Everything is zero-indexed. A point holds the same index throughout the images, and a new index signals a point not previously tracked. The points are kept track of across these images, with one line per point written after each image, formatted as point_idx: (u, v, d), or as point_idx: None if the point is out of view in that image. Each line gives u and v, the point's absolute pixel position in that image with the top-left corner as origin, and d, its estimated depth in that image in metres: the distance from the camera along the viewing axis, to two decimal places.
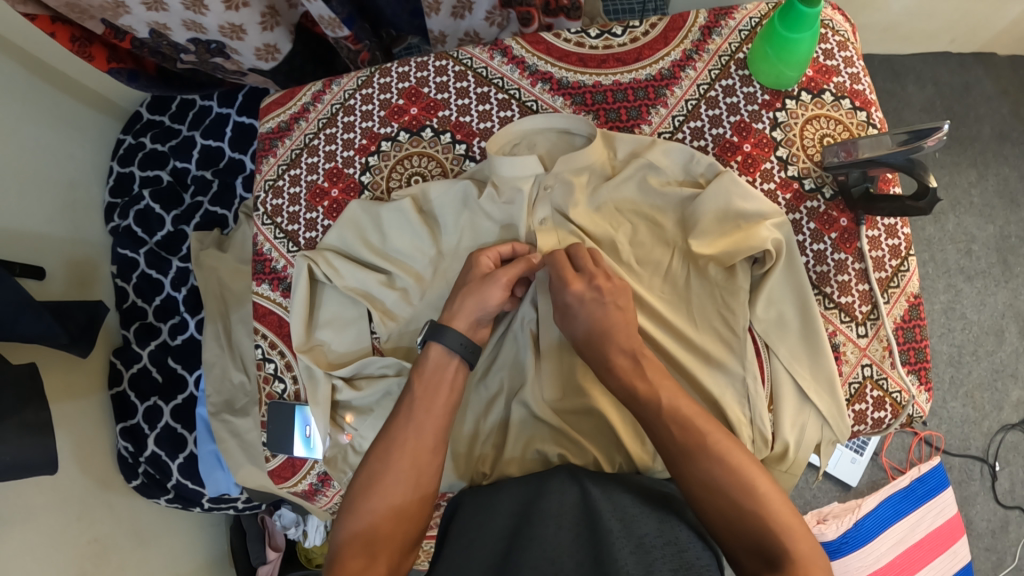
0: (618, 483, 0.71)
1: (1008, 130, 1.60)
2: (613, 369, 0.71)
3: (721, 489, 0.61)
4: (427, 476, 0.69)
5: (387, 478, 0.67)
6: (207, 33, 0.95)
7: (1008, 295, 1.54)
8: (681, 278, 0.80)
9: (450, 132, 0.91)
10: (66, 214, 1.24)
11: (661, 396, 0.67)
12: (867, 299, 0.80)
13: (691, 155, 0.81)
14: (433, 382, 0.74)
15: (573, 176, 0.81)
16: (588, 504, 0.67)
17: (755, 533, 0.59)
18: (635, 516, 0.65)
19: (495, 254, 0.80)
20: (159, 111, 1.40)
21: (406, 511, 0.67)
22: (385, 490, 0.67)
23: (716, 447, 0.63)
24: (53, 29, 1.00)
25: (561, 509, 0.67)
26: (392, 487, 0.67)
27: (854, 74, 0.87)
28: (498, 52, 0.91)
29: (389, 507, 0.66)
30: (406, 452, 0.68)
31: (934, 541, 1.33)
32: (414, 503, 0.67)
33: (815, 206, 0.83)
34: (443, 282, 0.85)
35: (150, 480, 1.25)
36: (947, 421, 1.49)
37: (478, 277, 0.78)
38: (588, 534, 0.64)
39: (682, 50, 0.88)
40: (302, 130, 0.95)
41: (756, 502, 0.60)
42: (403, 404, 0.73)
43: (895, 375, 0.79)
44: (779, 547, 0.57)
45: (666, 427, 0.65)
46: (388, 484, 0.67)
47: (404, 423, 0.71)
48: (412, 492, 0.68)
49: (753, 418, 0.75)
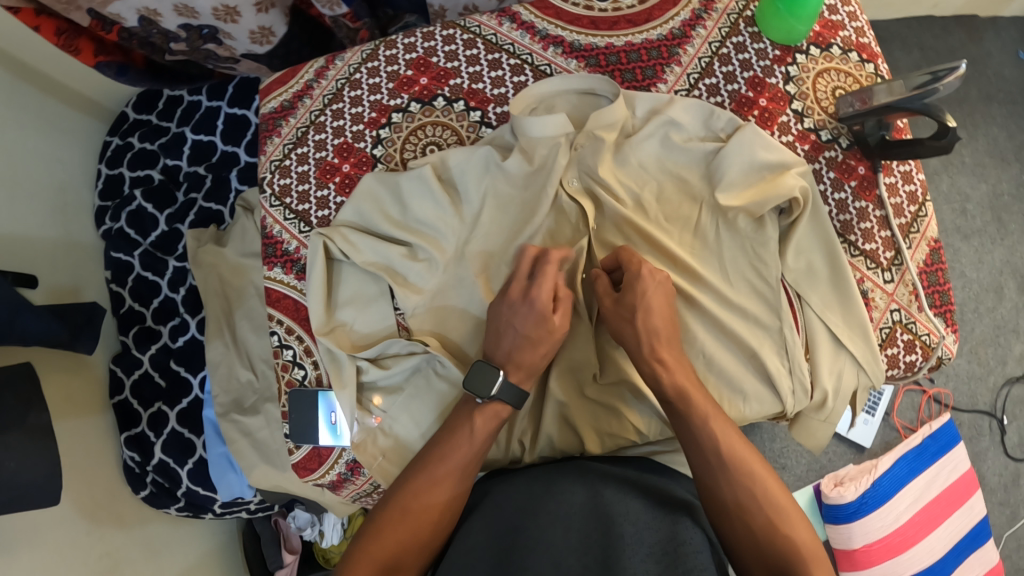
0: (631, 486, 0.70)
1: (994, 90, 1.62)
2: (662, 366, 0.71)
3: (747, 504, 0.63)
4: (458, 485, 0.71)
5: (422, 483, 0.70)
6: (199, 17, 0.97)
7: (1005, 252, 1.56)
8: (710, 232, 0.80)
9: (464, 100, 0.90)
10: (56, 220, 1.20)
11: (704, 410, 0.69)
12: (890, 246, 0.84)
13: (720, 115, 0.82)
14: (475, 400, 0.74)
15: (602, 133, 0.81)
16: (599, 506, 0.66)
17: (780, 557, 0.61)
18: (643, 522, 0.64)
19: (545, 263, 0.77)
20: (146, 109, 1.37)
21: (433, 514, 0.69)
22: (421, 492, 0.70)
23: (752, 468, 0.65)
24: (37, 22, 0.97)
25: (574, 510, 0.66)
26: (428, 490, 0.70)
27: (859, 27, 0.89)
28: (506, 19, 0.90)
29: (416, 509, 0.69)
30: (443, 458, 0.72)
31: (950, 496, 1.35)
32: (449, 509, 0.70)
33: (833, 155, 0.85)
34: (477, 256, 0.83)
35: (160, 489, 1.21)
36: (954, 378, 1.51)
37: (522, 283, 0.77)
38: (600, 538, 0.62)
39: (692, 10, 0.88)
40: (307, 107, 0.92)
41: (780, 529, 0.62)
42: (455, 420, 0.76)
43: (923, 318, 0.83)
44: (799, 567, 0.60)
45: (709, 441, 0.66)
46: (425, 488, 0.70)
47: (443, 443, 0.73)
48: (443, 499, 0.70)
49: (791, 367, 0.78)
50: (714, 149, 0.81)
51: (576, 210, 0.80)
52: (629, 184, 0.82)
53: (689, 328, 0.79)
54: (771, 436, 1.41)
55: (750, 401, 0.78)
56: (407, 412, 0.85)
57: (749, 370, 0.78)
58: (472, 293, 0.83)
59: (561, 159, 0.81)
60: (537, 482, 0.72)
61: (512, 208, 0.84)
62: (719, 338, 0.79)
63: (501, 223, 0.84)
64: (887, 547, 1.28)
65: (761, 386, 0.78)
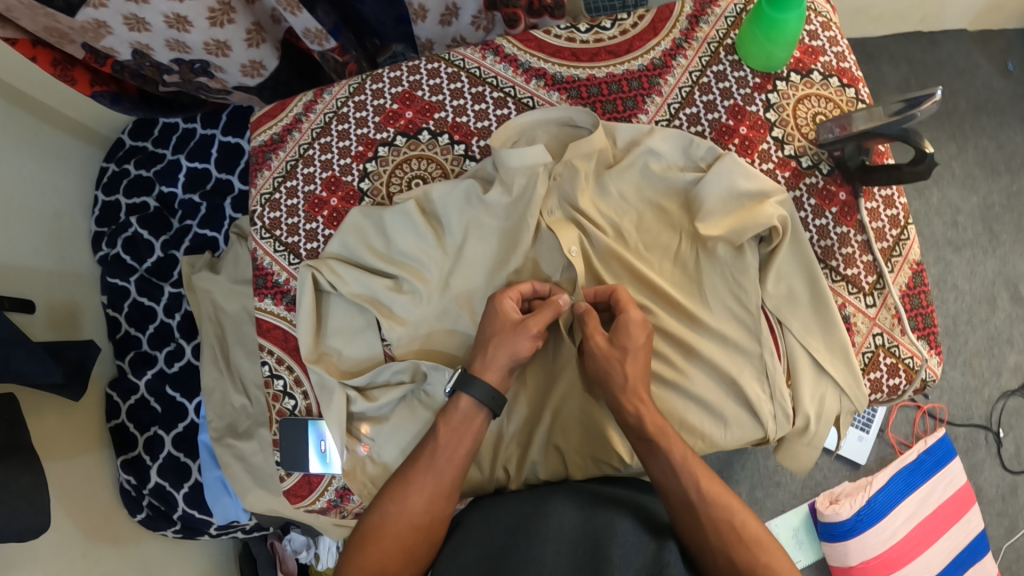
0: (621, 507, 0.70)
1: (983, 103, 1.64)
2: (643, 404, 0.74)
3: (729, 532, 0.65)
4: (442, 502, 0.72)
5: (415, 501, 0.71)
6: (191, 52, 1.03)
7: (997, 264, 1.57)
8: (690, 260, 0.83)
9: (448, 133, 0.92)
10: (53, 246, 1.22)
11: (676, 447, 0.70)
12: (872, 270, 0.85)
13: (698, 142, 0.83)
14: (459, 429, 0.75)
15: (580, 162, 0.83)
16: (589, 526, 0.66)
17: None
18: (632, 543, 0.64)
19: (516, 296, 0.79)
20: (142, 136, 1.39)
21: (428, 527, 0.71)
22: (407, 508, 0.71)
23: (730, 504, 0.67)
24: (34, 52, 1.01)
25: (564, 532, 0.66)
26: (412, 504, 0.71)
27: (840, 53, 0.90)
28: (490, 51, 0.92)
29: (407, 526, 0.70)
30: (429, 477, 0.72)
31: (946, 511, 1.34)
32: (437, 523, 0.71)
33: (813, 181, 0.87)
34: (461, 286, 0.85)
35: (156, 513, 1.22)
36: (948, 392, 1.51)
37: (500, 324, 0.78)
38: (589, 558, 0.62)
39: (672, 40, 0.91)
40: (296, 141, 0.94)
41: (762, 559, 0.63)
42: (427, 449, 0.75)
43: (906, 341, 0.84)
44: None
45: (690, 478, 0.68)
46: (409, 501, 0.71)
47: (424, 468, 0.73)
48: (428, 515, 0.71)
49: (771, 393, 0.80)
50: (692, 179, 0.83)
51: (566, 237, 0.81)
52: (608, 213, 0.85)
53: (669, 354, 0.82)
54: (765, 454, 1.42)
55: (730, 427, 0.80)
56: (394, 441, 0.86)
57: (728, 396, 0.80)
58: (457, 322, 0.85)
59: (541, 187, 0.83)
60: (529, 503, 0.73)
61: (495, 239, 0.86)
62: (685, 366, 0.81)
63: (484, 254, 0.85)
64: (883, 562, 1.28)
65: (739, 412, 0.80)
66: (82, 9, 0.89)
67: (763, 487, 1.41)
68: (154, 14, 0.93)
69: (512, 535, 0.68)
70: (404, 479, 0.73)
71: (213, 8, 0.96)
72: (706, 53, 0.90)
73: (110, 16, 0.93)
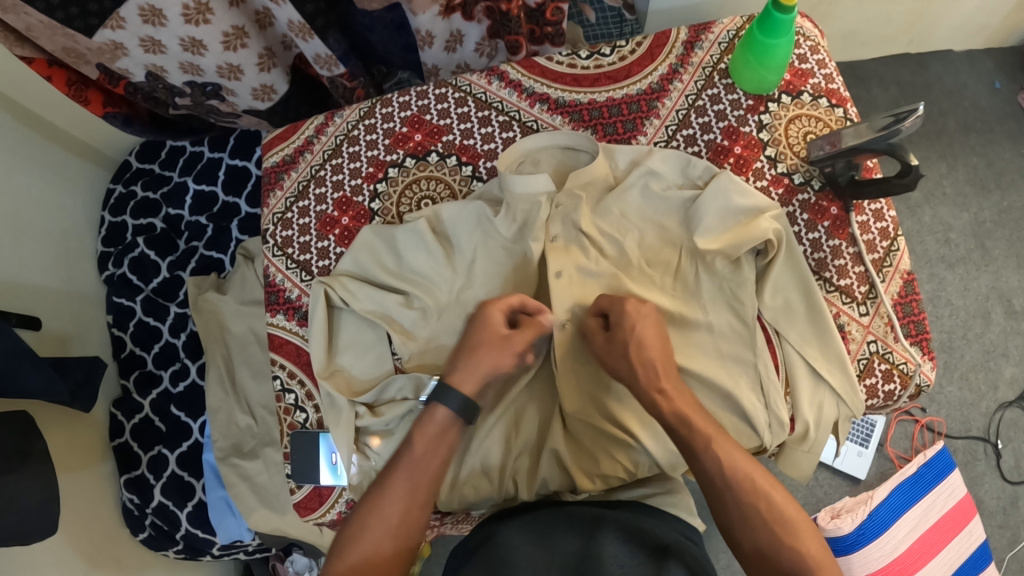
0: (621, 533, 0.69)
1: (971, 122, 1.71)
2: (662, 396, 0.74)
3: (748, 516, 0.66)
4: (418, 509, 0.72)
5: (394, 508, 0.71)
6: (204, 74, 1.09)
7: (990, 278, 1.62)
8: (690, 275, 0.86)
9: (456, 155, 0.96)
10: (60, 264, 1.25)
11: (704, 431, 0.71)
12: (864, 280, 0.88)
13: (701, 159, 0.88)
14: (435, 440, 0.75)
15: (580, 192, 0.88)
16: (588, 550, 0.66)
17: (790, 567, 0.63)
18: (629, 563, 0.63)
19: (503, 308, 0.82)
20: (149, 158, 1.42)
21: (402, 534, 0.70)
22: (379, 516, 0.70)
23: (755, 481, 0.68)
24: (49, 71, 1.12)
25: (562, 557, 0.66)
26: (388, 511, 0.71)
27: (829, 74, 0.95)
28: (495, 77, 0.97)
29: (385, 532, 0.69)
30: (408, 484, 0.72)
31: (948, 524, 1.39)
32: (412, 537, 0.71)
33: (806, 197, 0.90)
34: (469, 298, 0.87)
35: (159, 532, 1.23)
36: (946, 405, 1.55)
37: (493, 338, 0.80)
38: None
39: (669, 65, 0.95)
40: (308, 162, 0.98)
41: (789, 541, 0.65)
42: (404, 451, 0.75)
43: (900, 348, 0.86)
44: None
45: (709, 466, 0.69)
46: (385, 508, 0.70)
47: (402, 468, 0.74)
48: (402, 522, 0.71)
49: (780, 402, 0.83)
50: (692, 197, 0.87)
51: (556, 263, 0.85)
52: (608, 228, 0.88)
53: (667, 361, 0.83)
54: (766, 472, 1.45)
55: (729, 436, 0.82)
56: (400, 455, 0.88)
57: (726, 405, 0.82)
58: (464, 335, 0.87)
59: (543, 212, 0.86)
60: (532, 531, 0.73)
61: (501, 257, 0.88)
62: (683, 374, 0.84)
63: (492, 268, 0.88)
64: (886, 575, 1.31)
65: (738, 422, 0.82)
66: (100, 30, 0.96)
67: None
68: (171, 37, 0.99)
69: (510, 553, 0.67)
70: (376, 488, 0.73)
71: (229, 33, 1.02)
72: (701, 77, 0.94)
73: (127, 38, 0.99)
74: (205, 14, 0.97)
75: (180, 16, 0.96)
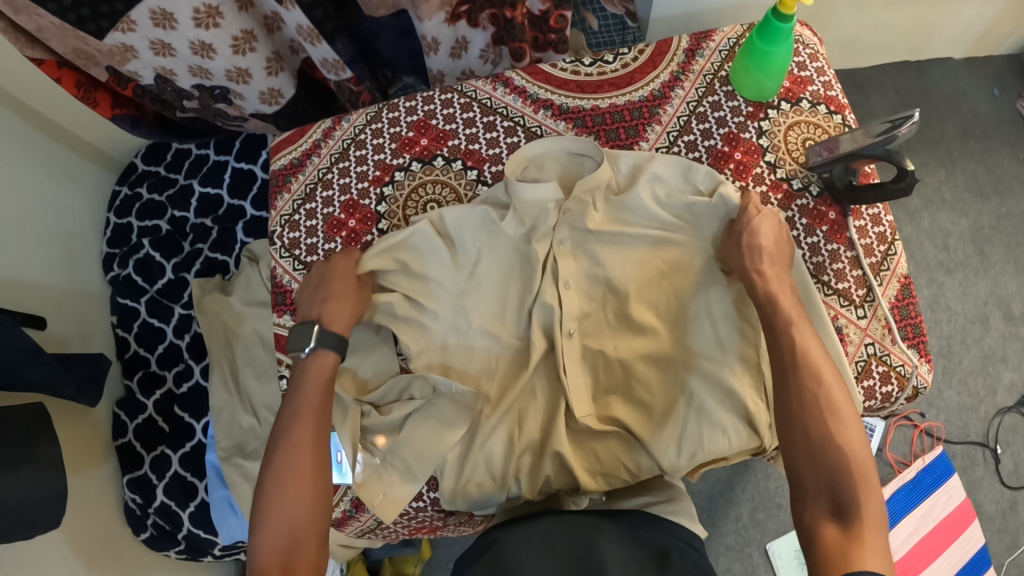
0: (623, 540, 0.70)
1: (970, 128, 1.72)
2: (760, 276, 0.81)
3: (810, 404, 0.72)
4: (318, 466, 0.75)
5: (292, 480, 0.73)
6: (213, 77, 1.11)
7: (989, 284, 1.63)
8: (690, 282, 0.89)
9: (461, 159, 0.97)
10: (65, 264, 1.26)
11: (785, 317, 0.78)
12: (862, 284, 0.90)
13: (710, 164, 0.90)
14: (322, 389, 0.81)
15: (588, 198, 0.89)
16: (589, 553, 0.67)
17: (833, 472, 0.68)
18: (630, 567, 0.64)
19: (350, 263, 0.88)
20: (154, 160, 1.43)
21: (312, 504, 0.73)
22: (286, 500, 0.72)
23: (824, 373, 0.73)
24: (59, 72, 1.13)
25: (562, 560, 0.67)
26: (292, 489, 0.72)
27: (827, 82, 0.97)
28: (500, 84, 0.99)
29: (297, 511, 0.71)
30: (300, 453, 0.75)
31: (948, 527, 1.45)
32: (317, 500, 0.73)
33: (805, 202, 0.92)
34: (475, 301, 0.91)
35: (161, 532, 1.25)
36: (944, 410, 1.56)
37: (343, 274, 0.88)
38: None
39: (670, 72, 0.97)
40: (315, 165, 0.99)
41: (838, 444, 0.69)
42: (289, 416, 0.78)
43: (897, 350, 0.88)
44: (851, 495, 0.66)
45: (786, 345, 0.76)
46: (289, 489, 0.72)
47: (290, 445, 0.75)
48: (306, 493, 0.73)
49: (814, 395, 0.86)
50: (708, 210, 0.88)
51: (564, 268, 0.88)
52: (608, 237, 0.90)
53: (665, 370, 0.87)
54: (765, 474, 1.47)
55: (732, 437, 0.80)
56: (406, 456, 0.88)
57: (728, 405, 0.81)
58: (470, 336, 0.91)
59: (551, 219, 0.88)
60: (534, 535, 0.73)
61: (506, 258, 0.91)
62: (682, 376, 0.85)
63: (499, 269, 0.91)
64: None
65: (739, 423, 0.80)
66: (111, 32, 0.98)
67: (765, 508, 1.49)
68: (180, 40, 1.02)
69: (513, 557, 0.68)
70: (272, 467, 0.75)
71: (238, 37, 1.04)
72: (703, 87, 0.96)
73: (137, 40, 1.01)
74: (214, 18, 0.99)
75: (190, 20, 0.98)
